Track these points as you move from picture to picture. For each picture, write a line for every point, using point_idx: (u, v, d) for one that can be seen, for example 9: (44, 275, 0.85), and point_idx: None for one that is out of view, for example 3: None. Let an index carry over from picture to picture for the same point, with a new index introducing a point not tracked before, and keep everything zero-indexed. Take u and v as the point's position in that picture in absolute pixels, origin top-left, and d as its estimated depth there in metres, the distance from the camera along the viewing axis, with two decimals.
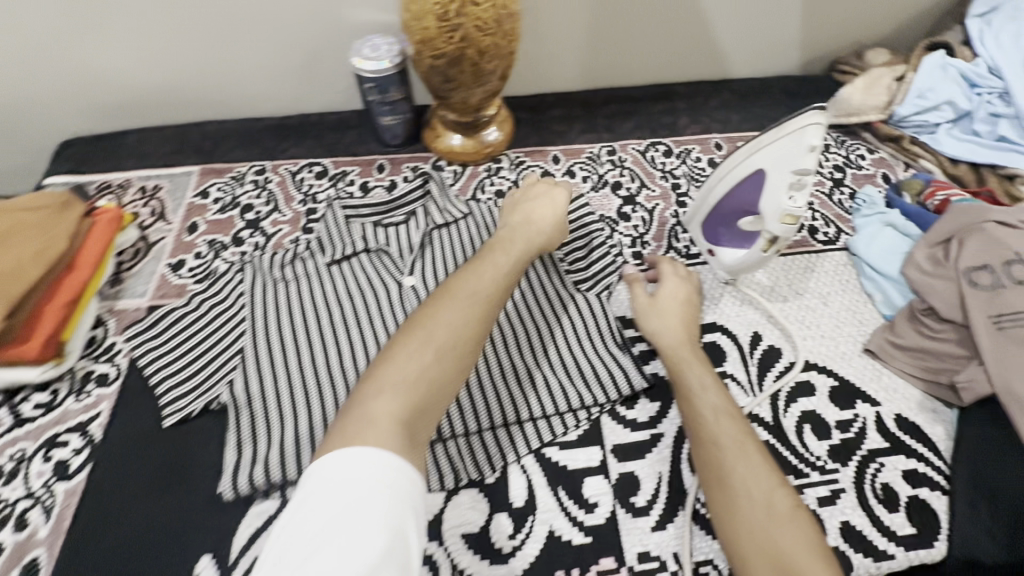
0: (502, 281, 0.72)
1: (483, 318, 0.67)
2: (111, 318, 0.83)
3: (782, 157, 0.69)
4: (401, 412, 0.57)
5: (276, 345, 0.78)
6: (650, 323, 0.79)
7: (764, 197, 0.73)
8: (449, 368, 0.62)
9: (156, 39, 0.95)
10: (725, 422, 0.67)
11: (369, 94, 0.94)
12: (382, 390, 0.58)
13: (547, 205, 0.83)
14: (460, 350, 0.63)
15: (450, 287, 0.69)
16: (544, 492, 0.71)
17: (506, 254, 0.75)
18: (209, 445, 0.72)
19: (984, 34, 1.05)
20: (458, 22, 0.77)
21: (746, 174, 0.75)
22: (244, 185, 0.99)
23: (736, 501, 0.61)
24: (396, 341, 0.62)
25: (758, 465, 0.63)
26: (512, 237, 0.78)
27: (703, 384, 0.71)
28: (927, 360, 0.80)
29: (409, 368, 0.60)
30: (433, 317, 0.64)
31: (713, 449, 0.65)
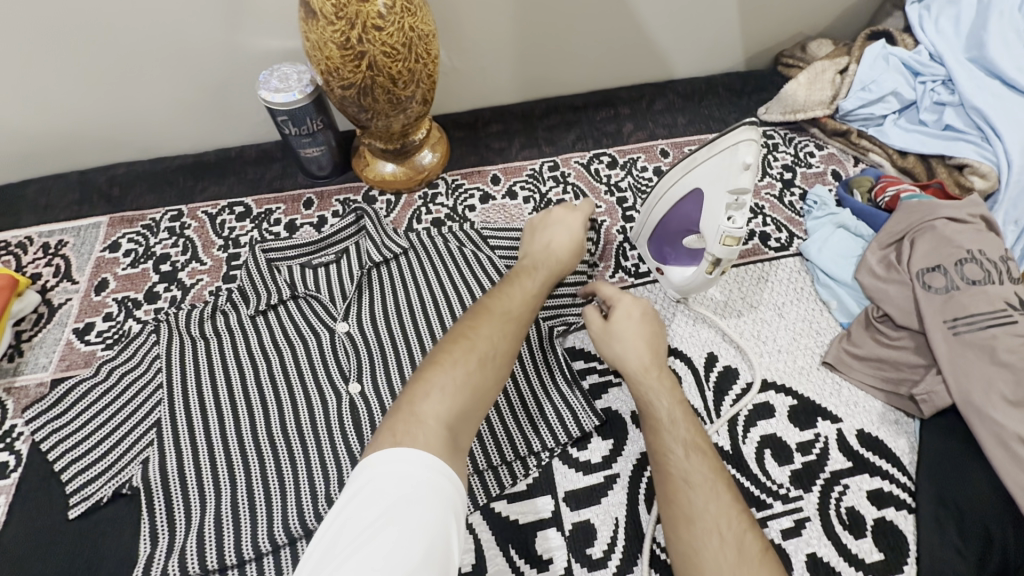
0: (535, 301, 0.69)
1: (518, 336, 0.64)
2: (10, 398, 0.75)
3: (718, 176, 0.65)
4: (448, 418, 0.54)
5: (196, 415, 0.71)
6: (614, 349, 0.71)
7: (704, 218, 0.68)
8: (490, 382, 0.59)
9: (43, 81, 0.87)
10: (695, 460, 0.60)
11: (284, 128, 0.87)
12: (431, 393, 0.55)
13: (563, 229, 0.77)
14: (501, 366, 0.61)
15: (488, 303, 0.66)
16: (494, 553, 0.66)
17: (535, 277, 0.72)
18: (122, 534, 0.66)
19: (925, 20, 1.03)
20: (362, 49, 0.70)
21: (685, 192, 0.70)
22: (159, 233, 0.91)
23: (704, 554, 0.54)
24: (443, 347, 0.60)
25: (729, 508, 0.56)
26: (534, 257, 0.75)
27: (671, 415, 0.64)
28: (885, 369, 0.77)
29: (454, 375, 0.57)
30: (474, 329, 0.62)
31: (682, 490, 0.59)
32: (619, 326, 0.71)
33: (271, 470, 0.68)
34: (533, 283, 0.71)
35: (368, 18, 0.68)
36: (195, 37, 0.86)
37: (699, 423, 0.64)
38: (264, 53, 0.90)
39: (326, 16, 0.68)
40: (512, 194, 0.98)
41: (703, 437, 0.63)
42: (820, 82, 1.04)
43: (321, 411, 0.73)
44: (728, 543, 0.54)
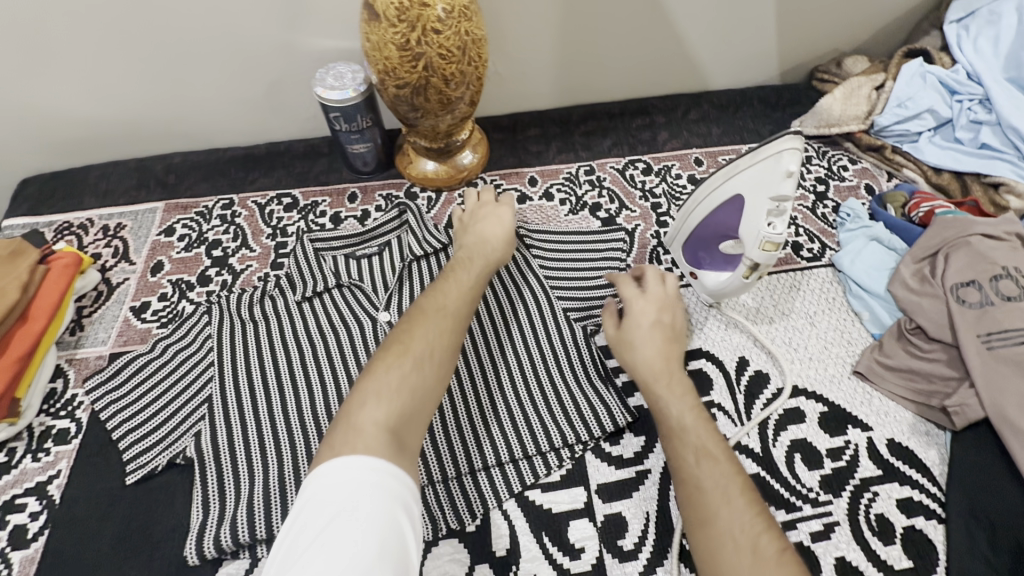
0: (470, 295, 0.73)
1: (455, 330, 0.68)
2: (71, 368, 0.79)
3: (760, 182, 0.67)
4: (388, 422, 0.57)
5: (245, 392, 0.74)
6: (631, 352, 0.73)
7: (744, 223, 0.70)
8: (428, 378, 0.62)
9: (112, 73, 0.92)
10: (706, 464, 0.61)
11: (335, 124, 0.91)
12: (366, 402, 0.58)
13: (495, 222, 0.83)
14: (439, 360, 0.65)
15: (422, 305, 0.69)
16: (528, 539, 0.68)
17: (469, 272, 0.76)
18: (174, 503, 0.69)
19: (962, 40, 1.03)
20: (420, 51, 0.74)
21: (725, 198, 0.72)
22: (211, 220, 0.95)
23: (719, 556, 0.55)
24: (379, 356, 0.63)
25: (743, 511, 0.57)
26: (470, 252, 0.79)
27: (683, 421, 0.66)
28: (916, 381, 0.78)
29: (389, 381, 0.60)
30: (408, 331, 0.65)
31: (698, 498, 0.60)
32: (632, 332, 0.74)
33: (315, 449, 0.71)
34: (468, 277, 0.75)
35: (427, 21, 0.72)
36: (254, 35, 0.90)
37: (714, 427, 0.65)
38: (319, 52, 0.94)
39: (389, 18, 0.72)
40: (549, 196, 1.01)
41: (718, 441, 0.64)
42: (855, 97, 1.05)
43: None
44: (742, 546, 0.54)
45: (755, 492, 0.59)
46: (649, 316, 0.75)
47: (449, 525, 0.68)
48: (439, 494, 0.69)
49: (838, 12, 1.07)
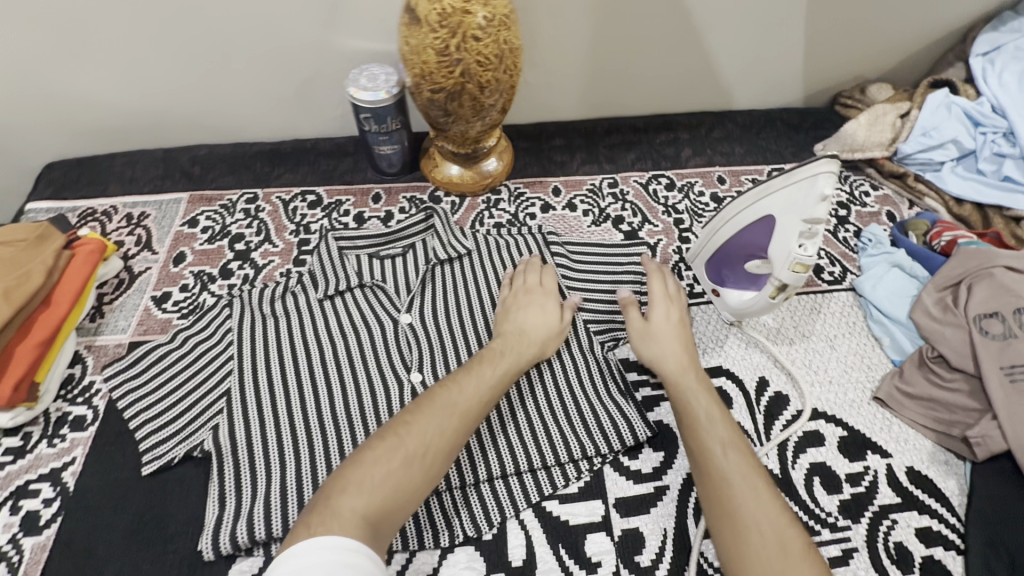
0: (487, 396, 0.69)
1: (457, 432, 0.65)
2: (90, 355, 0.79)
3: (793, 204, 0.68)
4: (366, 510, 0.55)
5: (265, 387, 0.74)
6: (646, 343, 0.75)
7: (775, 243, 0.71)
8: (416, 478, 0.60)
9: (147, 63, 0.92)
10: (727, 452, 0.63)
11: (364, 125, 0.92)
12: (349, 487, 0.57)
13: (538, 313, 0.78)
14: (433, 463, 0.62)
15: (435, 391, 0.68)
16: (545, 551, 0.67)
17: (495, 367, 0.72)
18: (190, 496, 0.68)
19: (988, 73, 1.04)
20: (458, 57, 0.75)
21: (756, 218, 0.72)
22: (235, 213, 0.96)
23: (737, 541, 0.57)
24: (374, 439, 0.62)
25: (762, 495, 0.59)
26: (505, 343, 0.75)
27: (705, 410, 0.67)
28: (937, 411, 0.77)
29: (375, 472, 0.59)
30: (408, 421, 0.64)
31: (723, 488, 0.61)
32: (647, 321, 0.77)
33: (333, 449, 0.70)
34: (493, 374, 0.71)
35: (467, 28, 0.73)
36: (291, 33, 0.91)
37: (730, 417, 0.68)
38: (352, 52, 0.94)
39: (430, 23, 0.73)
40: (572, 207, 1.01)
41: (736, 431, 0.66)
42: (880, 124, 1.06)
43: (381, 394, 0.75)
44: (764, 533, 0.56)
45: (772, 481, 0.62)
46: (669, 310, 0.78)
47: (466, 533, 0.67)
48: (456, 501, 0.69)
49: (864, 39, 1.09)
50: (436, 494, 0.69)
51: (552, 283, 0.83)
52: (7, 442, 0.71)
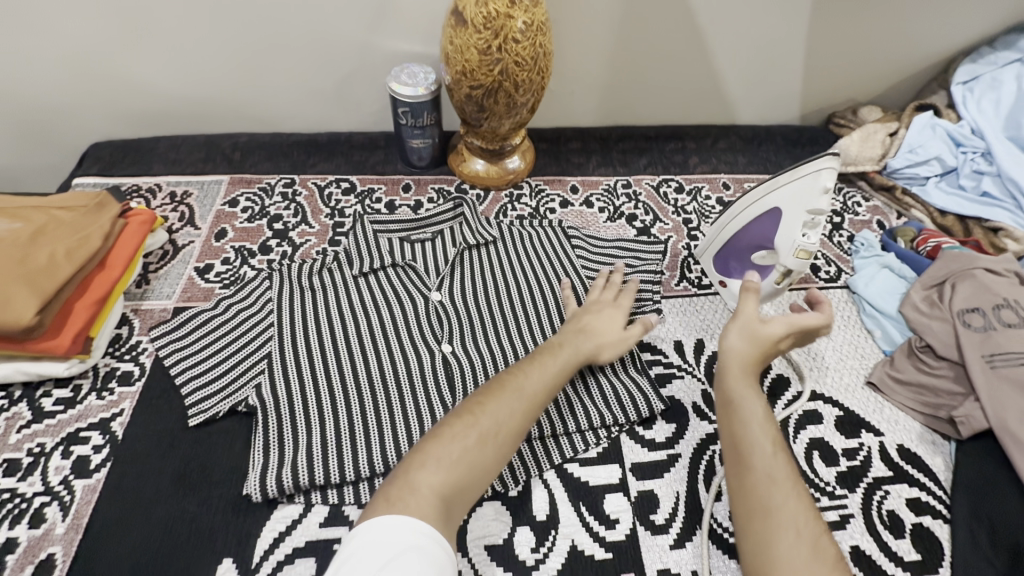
0: (553, 385, 0.72)
1: (531, 416, 0.69)
2: (136, 318, 0.83)
3: (800, 196, 0.76)
4: (442, 487, 0.60)
5: (304, 353, 0.78)
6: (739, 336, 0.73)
7: (780, 234, 0.79)
8: (490, 457, 0.64)
9: (201, 53, 1.00)
10: (794, 491, 0.61)
11: (401, 118, 0.99)
12: (427, 462, 0.61)
13: (605, 319, 0.81)
14: (505, 443, 0.66)
15: (503, 379, 0.71)
16: (567, 508, 0.72)
17: (558, 359, 0.75)
18: (234, 447, 0.72)
19: (967, 99, 1.15)
20: (498, 57, 0.83)
21: (762, 212, 0.80)
22: (273, 196, 1.01)
23: (778, 547, 0.57)
24: (449, 419, 0.67)
25: (823, 550, 0.56)
26: (569, 340, 0.78)
27: (769, 452, 0.64)
28: (926, 395, 0.84)
29: (452, 450, 0.63)
30: (481, 404, 0.68)
31: (763, 485, 0.62)
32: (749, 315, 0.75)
33: (369, 408, 0.74)
34: (556, 366, 0.74)
35: (509, 31, 0.81)
36: (338, 32, 0.99)
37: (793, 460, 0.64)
38: (392, 53, 1.02)
39: (476, 25, 0.81)
40: (589, 204, 1.08)
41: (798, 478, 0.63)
42: (871, 141, 1.15)
43: (414, 363, 0.80)
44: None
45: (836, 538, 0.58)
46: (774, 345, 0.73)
47: (494, 488, 0.72)
48: None
49: (856, 65, 1.19)
50: None
51: (628, 300, 0.85)
52: (58, 392, 0.74)
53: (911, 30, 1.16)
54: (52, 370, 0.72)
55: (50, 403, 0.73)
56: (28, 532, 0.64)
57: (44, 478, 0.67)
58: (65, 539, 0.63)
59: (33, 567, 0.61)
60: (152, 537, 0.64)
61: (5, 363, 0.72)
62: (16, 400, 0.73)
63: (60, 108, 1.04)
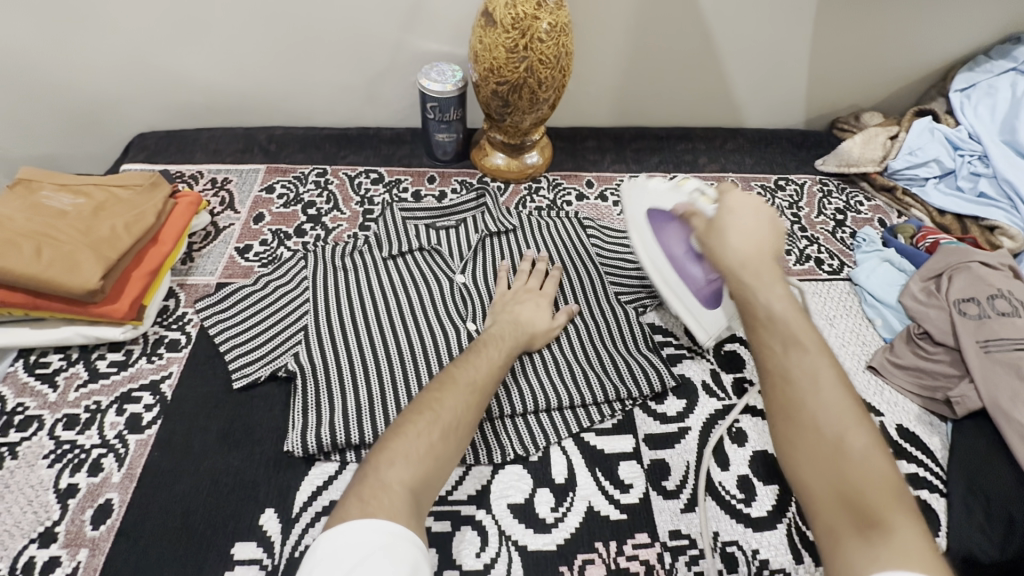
0: (497, 373, 0.73)
1: (481, 405, 0.69)
2: (182, 291, 0.89)
3: (648, 203, 0.90)
4: (414, 480, 0.59)
5: (338, 325, 0.83)
6: (699, 322, 0.85)
7: (656, 210, 0.89)
8: (452, 448, 0.64)
9: (244, 50, 1.07)
10: (823, 381, 0.57)
11: (429, 113, 1.06)
12: (396, 460, 0.59)
13: (531, 309, 0.85)
14: (463, 432, 0.66)
15: (452, 372, 0.71)
16: (584, 473, 0.76)
17: (500, 349, 0.77)
18: (274, 410, 0.77)
19: (965, 105, 1.20)
20: (524, 55, 0.90)
21: (648, 219, 0.89)
22: (307, 184, 1.08)
23: (810, 436, 0.55)
24: (408, 414, 0.64)
25: (859, 428, 0.55)
26: (503, 330, 0.80)
27: (798, 333, 0.61)
28: (923, 378, 0.89)
29: (415, 445, 0.61)
30: (438, 398, 0.66)
31: (794, 378, 0.59)
32: (684, 280, 0.85)
33: (399, 377, 0.79)
34: (499, 356, 0.76)
35: (534, 31, 0.88)
36: (373, 32, 1.06)
37: (817, 338, 0.61)
38: (422, 53, 1.09)
39: (504, 25, 0.88)
40: (604, 198, 1.14)
41: (831, 357, 0.60)
42: (873, 143, 1.21)
43: (441, 337, 0.84)
44: (857, 464, 0.53)
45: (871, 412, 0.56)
46: (768, 231, 0.73)
47: (515, 452, 0.77)
48: (506, 428, 0.78)
49: (858, 73, 1.26)
50: (491, 421, 0.78)
51: (551, 288, 0.90)
52: (112, 355, 0.80)
53: (910, 39, 1.22)
54: (109, 334, 0.78)
55: (105, 365, 0.79)
56: (87, 479, 0.69)
57: (101, 432, 0.73)
58: (121, 485, 0.69)
59: (93, 509, 0.67)
60: (201, 488, 0.69)
61: (66, 326, 0.78)
62: (74, 361, 0.79)
63: (109, 99, 1.11)
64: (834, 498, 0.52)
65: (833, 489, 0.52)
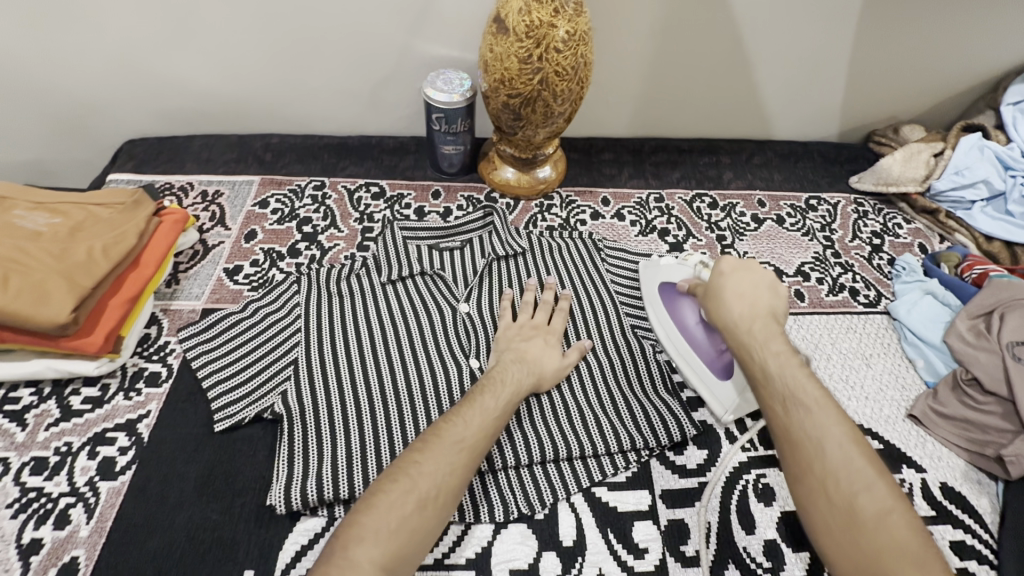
0: (492, 428, 0.66)
1: (469, 467, 0.63)
2: (165, 318, 0.83)
3: (658, 271, 0.86)
4: (386, 559, 0.54)
5: (331, 360, 0.76)
6: (716, 396, 0.78)
7: (664, 286, 0.85)
8: (432, 521, 0.58)
9: (239, 55, 1.00)
10: (837, 451, 0.60)
11: (435, 124, 0.98)
12: (366, 538, 0.54)
13: (531, 345, 0.78)
14: (444, 501, 0.60)
15: (439, 427, 0.64)
16: (594, 534, 0.69)
17: (497, 397, 0.69)
18: (257, 456, 0.71)
19: (1018, 121, 1.10)
20: (538, 66, 0.82)
21: (658, 296, 0.85)
22: (303, 199, 1.01)
23: (834, 507, 0.58)
24: (381, 482, 0.58)
25: (874, 488, 0.58)
26: (506, 371, 0.73)
27: (799, 394, 0.65)
28: (971, 431, 0.80)
29: (390, 519, 0.56)
30: (417, 462, 0.60)
31: (815, 455, 0.61)
32: (696, 350, 0.80)
33: (395, 422, 0.72)
34: (497, 407, 0.68)
35: (551, 40, 0.80)
36: (375, 36, 0.98)
37: (829, 402, 0.64)
38: (428, 58, 1.01)
39: (518, 33, 0.80)
40: (620, 217, 1.06)
41: (842, 421, 0.62)
42: (914, 161, 1.12)
43: (440, 376, 0.77)
44: (881, 531, 0.55)
45: (882, 466, 0.59)
46: (768, 293, 0.76)
47: (520, 510, 0.70)
48: (510, 482, 0.71)
49: (900, 83, 1.16)
50: (492, 472, 0.72)
51: (560, 323, 0.82)
52: (87, 391, 0.74)
53: (959, 47, 1.12)
54: (83, 368, 0.72)
55: (78, 402, 0.73)
56: (53, 533, 0.63)
57: (70, 478, 0.67)
58: (89, 541, 0.63)
59: (57, 569, 0.61)
60: (176, 546, 0.63)
61: (36, 360, 0.72)
62: (46, 397, 0.73)
63: (96, 105, 1.05)
64: (865, 571, 0.54)
65: (861, 561, 0.55)
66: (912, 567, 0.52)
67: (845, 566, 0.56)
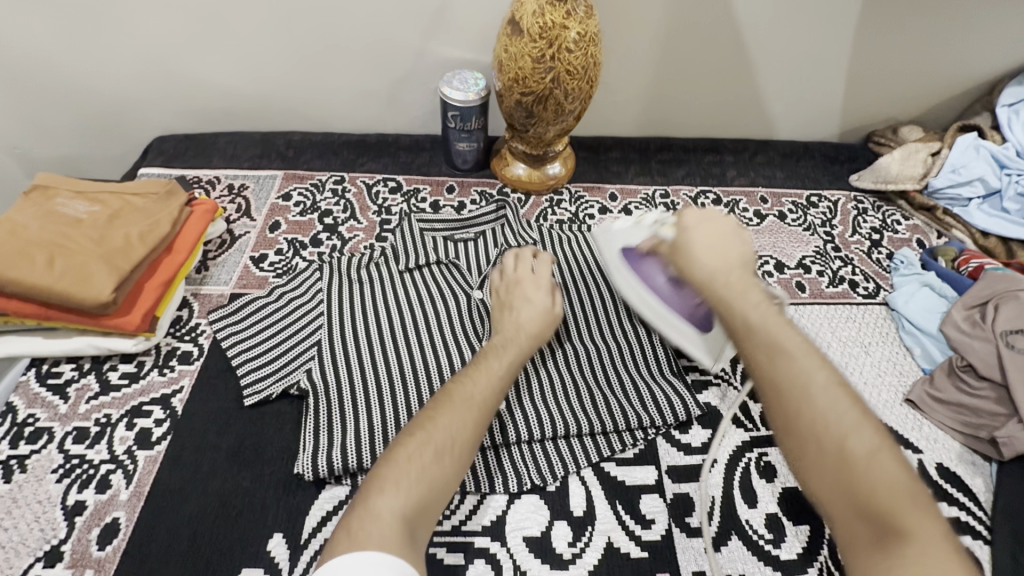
0: (499, 386, 0.70)
1: (481, 422, 0.66)
2: (196, 302, 0.87)
3: (618, 238, 0.88)
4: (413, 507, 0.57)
5: (354, 340, 0.80)
6: (699, 348, 0.83)
7: (627, 250, 0.87)
8: (450, 467, 0.62)
9: (265, 57, 1.05)
10: (820, 395, 0.55)
11: (450, 122, 1.03)
12: (387, 487, 0.57)
13: (529, 305, 0.79)
14: (461, 453, 0.63)
15: (450, 387, 0.68)
16: (603, 505, 0.73)
17: (501, 359, 0.73)
18: (284, 428, 0.75)
19: (1013, 122, 1.13)
20: (550, 66, 0.87)
21: (622, 264, 0.86)
22: (324, 192, 1.06)
23: (821, 454, 0.53)
24: (402, 437, 0.62)
25: (864, 427, 0.53)
26: (510, 336, 0.76)
27: (781, 342, 0.59)
28: (966, 414, 0.83)
29: (409, 471, 0.59)
30: (431, 417, 0.64)
31: (799, 399, 0.55)
32: (668, 308, 0.82)
33: (413, 400, 0.76)
34: (501, 366, 0.72)
35: (563, 41, 0.85)
36: (393, 38, 1.03)
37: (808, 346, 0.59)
38: (444, 59, 1.06)
39: (532, 34, 0.85)
40: (627, 212, 1.10)
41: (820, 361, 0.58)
42: (913, 159, 1.15)
43: (456, 356, 0.81)
44: (870, 472, 0.50)
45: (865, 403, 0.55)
46: (736, 239, 0.73)
47: (533, 481, 0.74)
48: (524, 456, 0.75)
49: (898, 86, 1.20)
50: (506, 447, 0.75)
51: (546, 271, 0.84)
52: (124, 367, 0.79)
53: (956, 51, 1.16)
54: (121, 345, 0.77)
55: (115, 377, 0.78)
56: (95, 496, 0.68)
57: (110, 447, 0.71)
58: (128, 504, 0.67)
59: (99, 529, 0.65)
60: (209, 510, 0.68)
61: (78, 337, 0.77)
62: (86, 372, 0.78)
63: (129, 103, 1.10)
64: (856, 514, 0.50)
65: (851, 506, 0.50)
66: (904, 503, 0.48)
67: (838, 512, 0.51)
